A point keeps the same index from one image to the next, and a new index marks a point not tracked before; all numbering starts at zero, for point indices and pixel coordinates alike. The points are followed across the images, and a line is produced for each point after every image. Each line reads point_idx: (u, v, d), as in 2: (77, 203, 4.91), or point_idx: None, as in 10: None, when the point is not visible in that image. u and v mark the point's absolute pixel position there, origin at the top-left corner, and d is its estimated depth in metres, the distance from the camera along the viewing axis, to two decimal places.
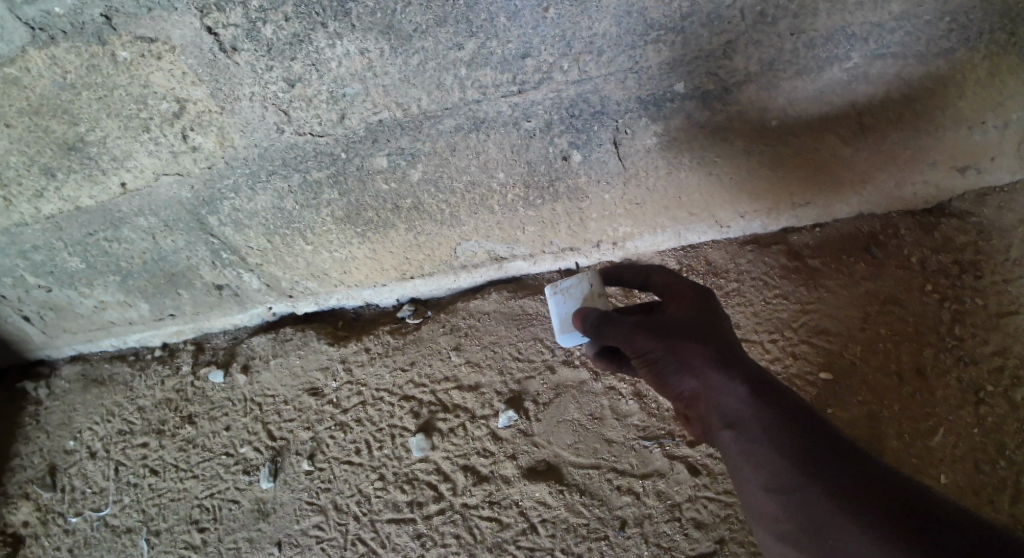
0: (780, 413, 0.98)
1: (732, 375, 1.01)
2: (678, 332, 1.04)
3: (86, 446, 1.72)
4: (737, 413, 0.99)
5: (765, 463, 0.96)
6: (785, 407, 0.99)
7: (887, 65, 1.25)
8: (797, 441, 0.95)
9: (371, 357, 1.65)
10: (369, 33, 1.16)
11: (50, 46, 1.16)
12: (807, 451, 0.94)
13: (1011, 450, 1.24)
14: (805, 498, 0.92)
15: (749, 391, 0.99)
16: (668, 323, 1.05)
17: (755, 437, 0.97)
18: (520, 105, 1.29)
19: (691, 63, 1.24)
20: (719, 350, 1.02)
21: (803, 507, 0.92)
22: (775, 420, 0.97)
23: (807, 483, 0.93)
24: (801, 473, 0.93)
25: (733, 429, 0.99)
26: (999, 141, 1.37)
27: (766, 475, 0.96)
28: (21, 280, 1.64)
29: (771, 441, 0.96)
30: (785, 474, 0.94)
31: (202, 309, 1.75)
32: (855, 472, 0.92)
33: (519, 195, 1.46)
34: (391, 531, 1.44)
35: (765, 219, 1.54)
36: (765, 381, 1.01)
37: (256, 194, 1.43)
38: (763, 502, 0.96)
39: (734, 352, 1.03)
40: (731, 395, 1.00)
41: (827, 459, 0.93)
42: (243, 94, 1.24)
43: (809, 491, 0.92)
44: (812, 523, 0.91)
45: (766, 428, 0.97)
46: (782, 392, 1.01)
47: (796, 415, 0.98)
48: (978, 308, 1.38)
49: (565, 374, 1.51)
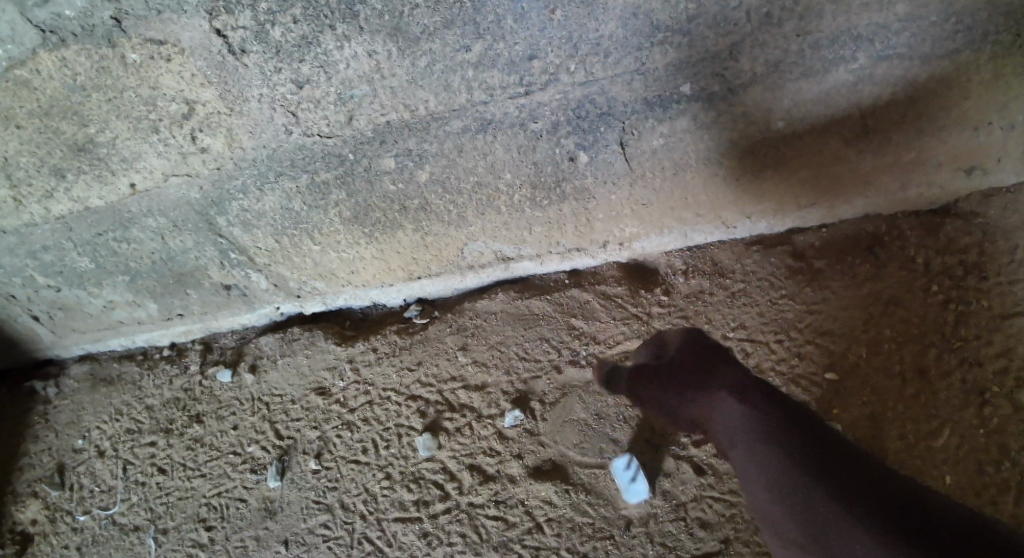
0: (783, 427, 0.99)
1: (733, 402, 1.09)
2: (673, 378, 1.39)
3: (94, 445, 1.74)
4: (740, 430, 1.04)
5: (769, 470, 0.95)
6: (788, 421, 1.01)
7: (892, 66, 1.26)
8: (798, 449, 0.95)
9: (378, 357, 1.66)
10: (377, 35, 1.17)
11: (61, 48, 1.18)
12: (806, 455, 0.93)
13: (1015, 451, 1.23)
14: (803, 499, 0.88)
15: (749, 412, 1.04)
16: (661, 371, 1.42)
17: (758, 448, 0.99)
18: (527, 106, 1.30)
19: (697, 65, 1.25)
20: (725, 389, 1.15)
21: (804, 511, 0.87)
22: (774, 432, 0.99)
23: (807, 486, 0.89)
24: (800, 476, 0.90)
25: (741, 445, 1.02)
26: (1003, 142, 1.37)
27: (766, 483, 0.94)
28: (31, 280, 1.65)
29: (769, 450, 0.97)
30: (783, 478, 0.92)
31: (211, 309, 1.76)
32: (855, 475, 0.89)
33: (526, 195, 1.47)
34: (397, 529, 1.44)
35: (771, 220, 1.55)
36: (768, 400, 1.05)
37: (264, 194, 1.44)
38: (766, 510, 0.94)
39: (735, 385, 1.14)
40: (734, 418, 1.07)
41: (827, 464, 0.91)
42: (251, 95, 1.25)
43: (807, 491, 0.88)
44: (810, 524, 0.86)
45: (766, 441, 0.98)
46: (788, 411, 1.03)
47: (795, 424, 0.99)
48: (982, 309, 1.37)
49: (571, 374, 1.51)
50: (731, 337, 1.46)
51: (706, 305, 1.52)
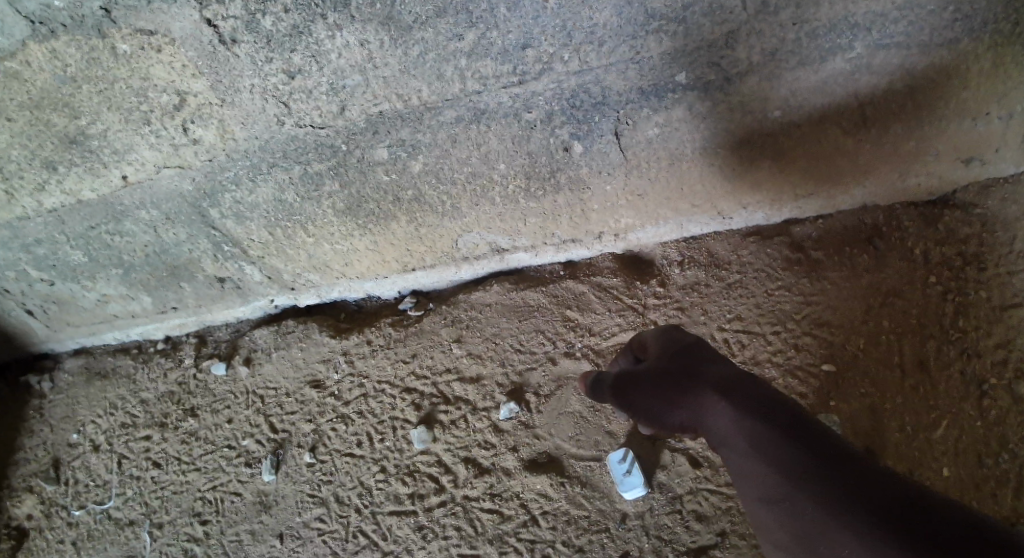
0: (769, 422, 0.89)
1: (708, 394, 0.96)
2: (662, 379, 1.01)
3: (89, 439, 1.74)
4: (721, 428, 0.93)
5: (756, 474, 0.87)
6: (773, 412, 0.90)
7: (890, 55, 1.24)
8: (789, 447, 0.86)
9: (372, 350, 1.65)
10: (369, 24, 1.16)
11: (51, 39, 1.16)
12: (799, 452, 0.85)
13: (1014, 444, 1.21)
14: (797, 501, 0.82)
15: (728, 406, 0.93)
16: (644, 377, 1.03)
17: (741, 451, 0.90)
18: (521, 95, 1.28)
19: (692, 54, 1.23)
20: (697, 378, 0.98)
21: (795, 516, 0.83)
22: (760, 427, 0.89)
23: (797, 489, 0.83)
24: (792, 478, 0.84)
25: (724, 446, 0.92)
26: (1004, 131, 1.35)
27: (757, 485, 0.87)
28: (24, 274, 1.65)
29: (757, 451, 0.88)
30: (771, 481, 0.86)
31: (204, 302, 1.74)
32: (849, 474, 0.81)
33: (520, 186, 1.46)
34: (392, 523, 1.44)
35: (768, 210, 1.54)
36: (748, 390, 0.94)
37: (257, 186, 1.43)
38: (761, 514, 0.88)
39: (707, 370, 1.00)
40: (712, 415, 0.95)
41: (823, 462, 0.83)
42: (243, 86, 1.24)
43: (801, 494, 0.82)
44: (806, 528, 0.81)
45: (751, 440, 0.89)
46: (771, 398, 0.92)
47: (784, 417, 0.89)
48: (982, 301, 1.35)
49: (567, 366, 1.50)
50: (727, 329, 1.46)
51: (702, 296, 1.51)
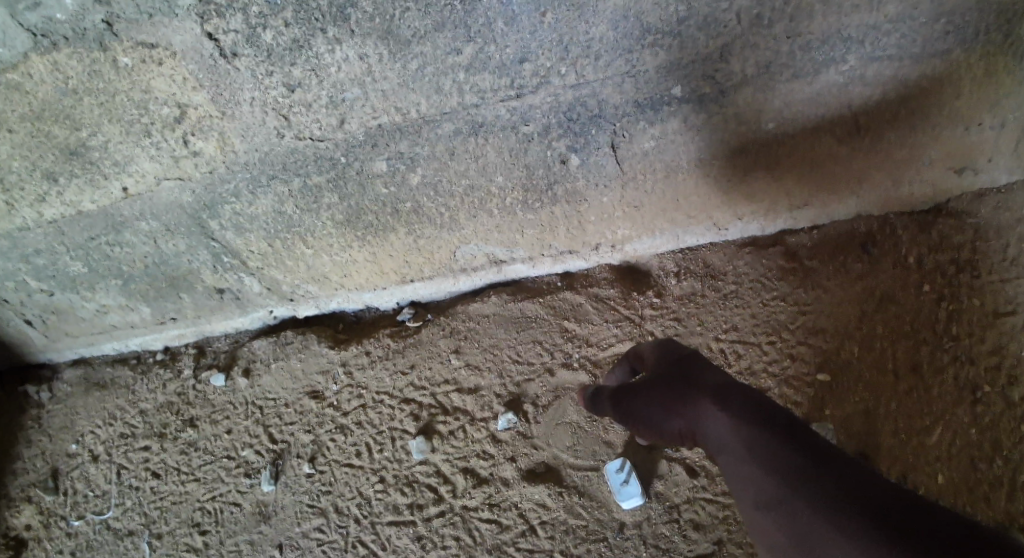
0: (766, 426, 0.89)
1: (706, 400, 0.96)
2: (662, 389, 1.02)
3: (88, 449, 1.74)
4: (717, 434, 0.92)
5: (753, 478, 0.87)
6: (772, 419, 0.90)
7: (882, 67, 1.26)
8: (787, 452, 0.86)
9: (371, 360, 1.66)
10: (368, 39, 1.17)
11: (53, 52, 1.17)
12: (797, 458, 0.85)
13: (1007, 449, 1.22)
14: (796, 505, 0.82)
15: (725, 411, 0.93)
16: (643, 387, 1.04)
17: (738, 456, 0.89)
18: (518, 108, 1.30)
19: (687, 67, 1.25)
20: (696, 386, 0.99)
21: (792, 520, 0.83)
22: (757, 433, 0.89)
23: (794, 494, 0.83)
24: (789, 482, 0.84)
25: (721, 452, 0.92)
26: (996, 140, 1.37)
27: (754, 490, 0.87)
28: (23, 284, 1.65)
29: (754, 456, 0.87)
30: (768, 486, 0.86)
31: (203, 312, 1.75)
32: (847, 478, 0.82)
33: (518, 198, 1.47)
34: (391, 533, 1.44)
35: (763, 221, 1.55)
36: (744, 394, 0.94)
37: (257, 198, 1.44)
38: (758, 519, 0.87)
39: (704, 376, 1.00)
40: (709, 420, 0.94)
41: (820, 467, 0.84)
42: (243, 99, 1.25)
43: (798, 498, 0.82)
44: (802, 532, 0.81)
45: (748, 445, 0.88)
46: (768, 405, 0.92)
47: (782, 423, 0.89)
48: (974, 307, 1.36)
49: (565, 376, 1.51)
50: (724, 339, 1.47)
51: (699, 306, 1.52)
